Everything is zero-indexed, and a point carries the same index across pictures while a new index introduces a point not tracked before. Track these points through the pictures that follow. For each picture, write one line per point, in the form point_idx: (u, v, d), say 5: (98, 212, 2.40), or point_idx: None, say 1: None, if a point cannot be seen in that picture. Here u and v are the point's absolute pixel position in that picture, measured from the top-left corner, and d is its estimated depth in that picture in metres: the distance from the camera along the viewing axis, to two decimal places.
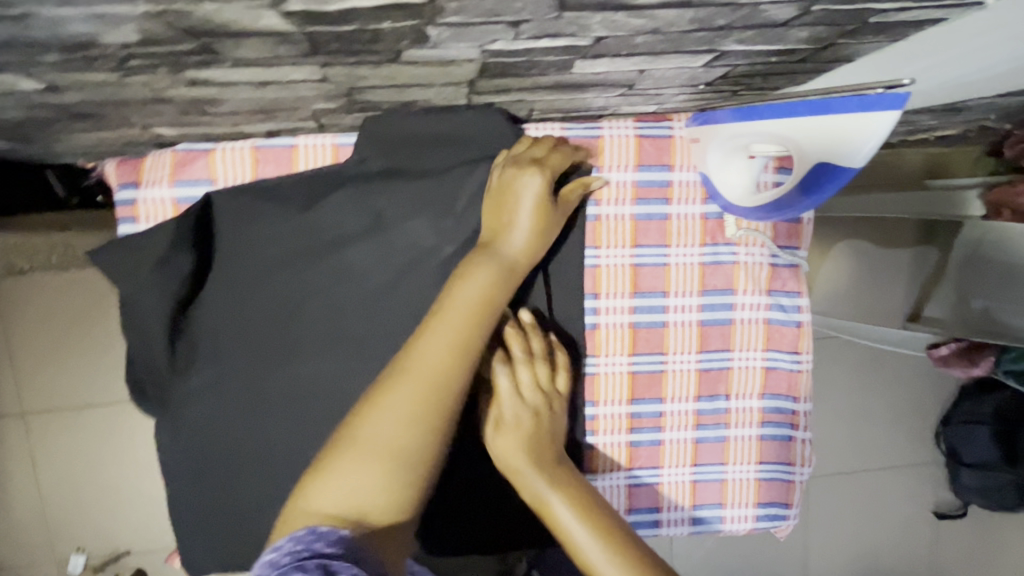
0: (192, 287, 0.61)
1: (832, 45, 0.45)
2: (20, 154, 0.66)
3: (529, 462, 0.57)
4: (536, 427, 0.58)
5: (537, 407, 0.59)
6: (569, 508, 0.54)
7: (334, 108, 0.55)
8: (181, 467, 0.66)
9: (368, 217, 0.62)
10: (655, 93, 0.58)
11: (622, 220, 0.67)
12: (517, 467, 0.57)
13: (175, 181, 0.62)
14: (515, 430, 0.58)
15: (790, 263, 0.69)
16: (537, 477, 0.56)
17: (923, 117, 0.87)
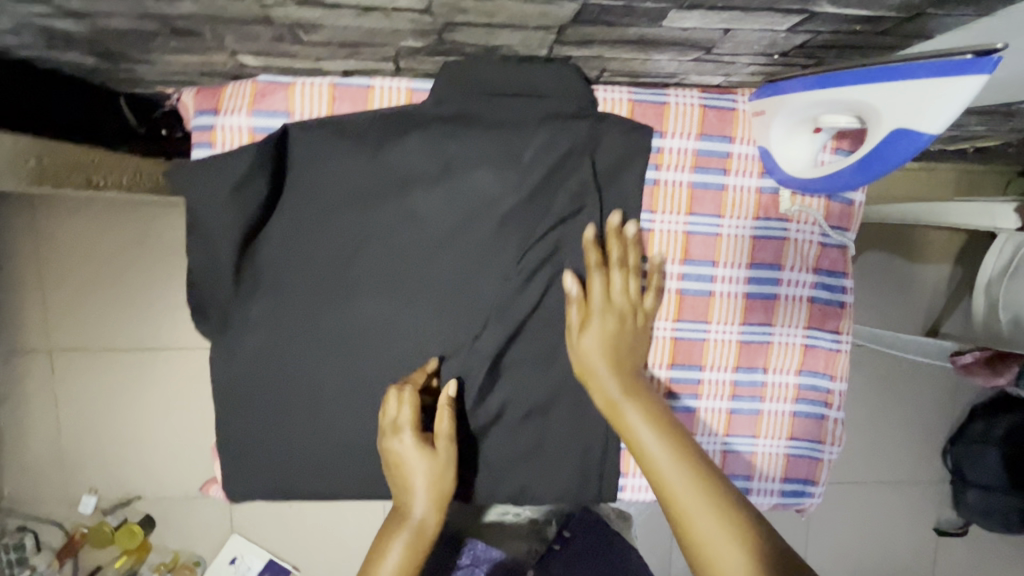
0: (263, 213, 0.64)
1: (920, 15, 0.47)
2: (105, 75, 0.68)
3: (609, 361, 0.63)
4: (617, 330, 0.64)
5: (623, 313, 0.65)
6: (644, 419, 0.60)
7: (420, 48, 0.57)
8: (234, 390, 0.69)
9: (437, 161, 0.64)
10: (728, 61, 0.60)
11: (680, 186, 0.69)
12: (595, 365, 0.63)
13: (253, 110, 0.63)
14: (601, 329, 0.63)
15: (839, 243, 0.71)
16: (612, 378, 0.62)
17: (973, 120, 0.89)
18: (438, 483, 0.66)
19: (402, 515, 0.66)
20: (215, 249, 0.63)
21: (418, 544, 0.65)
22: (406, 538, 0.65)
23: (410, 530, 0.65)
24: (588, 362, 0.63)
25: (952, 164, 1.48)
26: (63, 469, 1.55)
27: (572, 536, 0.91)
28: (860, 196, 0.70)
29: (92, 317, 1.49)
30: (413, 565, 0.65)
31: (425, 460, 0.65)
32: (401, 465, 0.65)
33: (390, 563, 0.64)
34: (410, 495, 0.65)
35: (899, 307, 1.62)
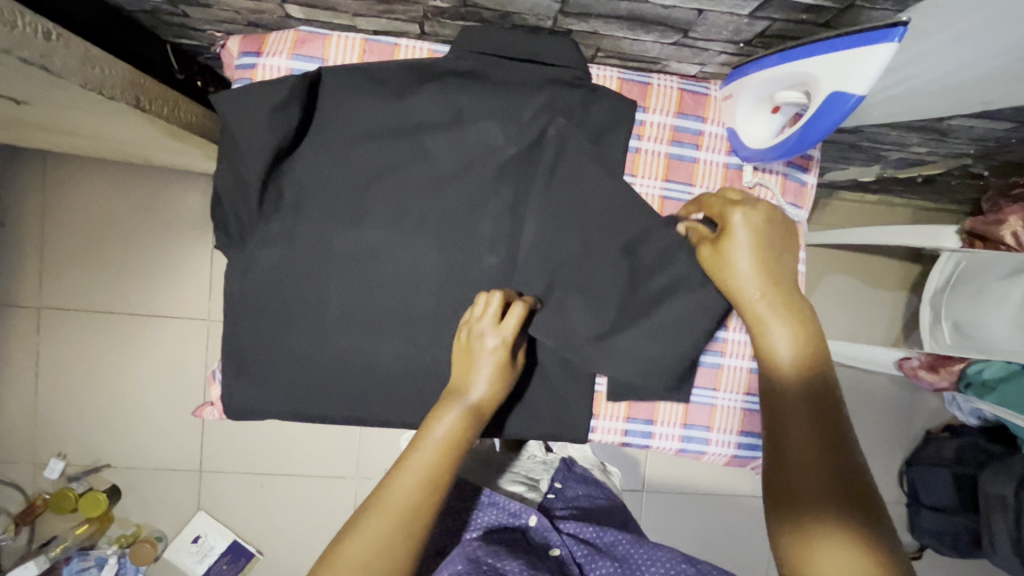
0: (291, 143, 0.72)
1: (852, 7, 0.59)
2: (159, 18, 0.77)
3: (754, 289, 0.65)
4: (754, 254, 0.65)
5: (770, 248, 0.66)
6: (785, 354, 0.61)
7: (444, 8, 0.68)
8: (243, 303, 0.75)
9: (452, 113, 0.73)
10: (702, 47, 0.71)
11: (657, 156, 0.79)
12: (741, 287, 0.66)
13: (293, 54, 0.72)
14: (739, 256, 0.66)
15: (793, 218, 0.81)
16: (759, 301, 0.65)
17: (914, 136, 1.02)
18: (497, 386, 0.71)
19: (460, 395, 0.70)
20: (245, 168, 0.71)
21: (469, 421, 0.69)
22: (461, 412, 0.69)
23: (463, 407, 0.69)
24: (734, 280, 0.66)
25: (905, 198, 1.63)
26: (34, 431, 1.54)
27: (564, 486, 0.98)
28: (811, 179, 0.82)
29: (87, 279, 1.52)
30: (459, 438, 0.67)
31: (495, 361, 0.71)
32: (474, 356, 0.71)
33: (438, 432, 0.67)
34: (474, 380, 0.71)
35: (859, 328, 1.74)
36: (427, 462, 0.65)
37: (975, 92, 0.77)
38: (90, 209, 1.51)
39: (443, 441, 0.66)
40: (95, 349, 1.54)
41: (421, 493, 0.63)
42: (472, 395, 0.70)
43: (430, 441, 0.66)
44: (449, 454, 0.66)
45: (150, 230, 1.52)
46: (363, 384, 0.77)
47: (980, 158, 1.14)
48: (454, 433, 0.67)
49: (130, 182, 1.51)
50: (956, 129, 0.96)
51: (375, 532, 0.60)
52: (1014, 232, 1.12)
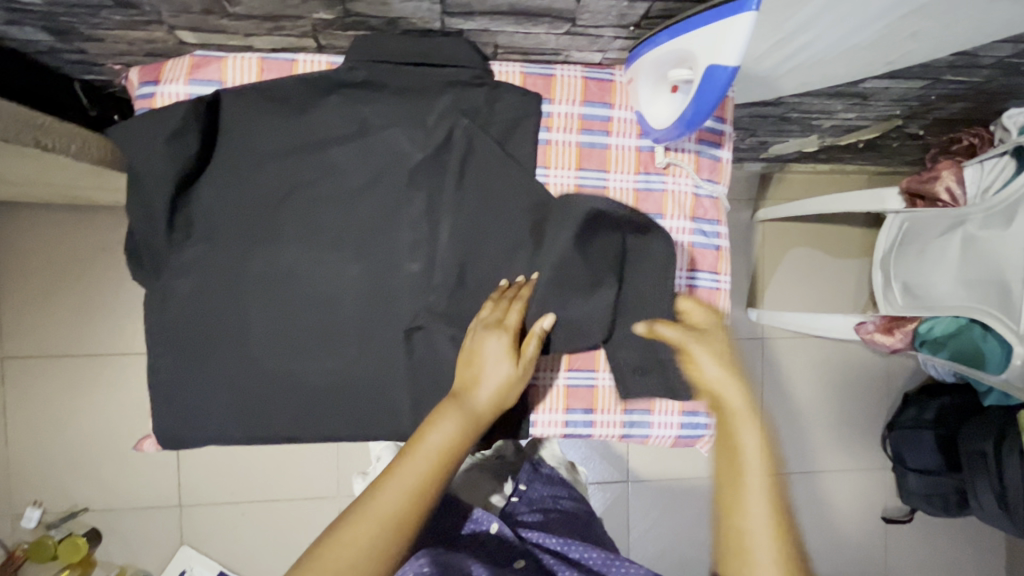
0: (195, 168, 0.71)
1: None
2: (58, 57, 0.77)
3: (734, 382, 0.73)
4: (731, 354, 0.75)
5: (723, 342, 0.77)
6: (754, 443, 0.68)
7: (331, 21, 0.68)
8: (165, 332, 0.74)
9: (354, 123, 0.74)
10: (595, 34, 0.72)
11: (569, 146, 0.79)
12: (722, 381, 0.73)
13: (189, 80, 0.72)
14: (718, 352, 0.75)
15: (711, 195, 0.81)
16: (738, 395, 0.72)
17: (838, 103, 1.03)
18: (503, 386, 0.72)
19: (461, 398, 0.70)
20: (150, 198, 0.70)
21: (468, 427, 0.69)
22: (460, 418, 0.69)
23: (462, 414, 0.69)
24: (707, 372, 0.74)
25: (856, 165, 1.64)
26: (7, 482, 1.52)
27: (528, 488, 0.96)
28: (726, 155, 0.82)
29: (48, 324, 1.52)
30: (456, 441, 0.67)
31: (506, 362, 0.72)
32: (480, 354, 0.72)
33: (434, 437, 0.66)
34: (483, 384, 0.71)
35: (825, 298, 1.74)
36: (416, 474, 0.64)
37: (874, 53, 0.78)
38: (42, 253, 1.50)
39: (439, 450, 0.66)
40: (61, 393, 1.53)
41: (410, 500, 0.62)
42: (473, 394, 0.71)
43: (425, 447, 0.66)
44: (445, 459, 0.66)
45: (105, 269, 1.52)
46: (298, 402, 0.77)
47: (910, 119, 1.15)
48: (455, 439, 0.67)
49: (80, 224, 1.50)
50: (874, 92, 0.97)
51: (365, 538, 0.59)
52: (949, 188, 1.10)
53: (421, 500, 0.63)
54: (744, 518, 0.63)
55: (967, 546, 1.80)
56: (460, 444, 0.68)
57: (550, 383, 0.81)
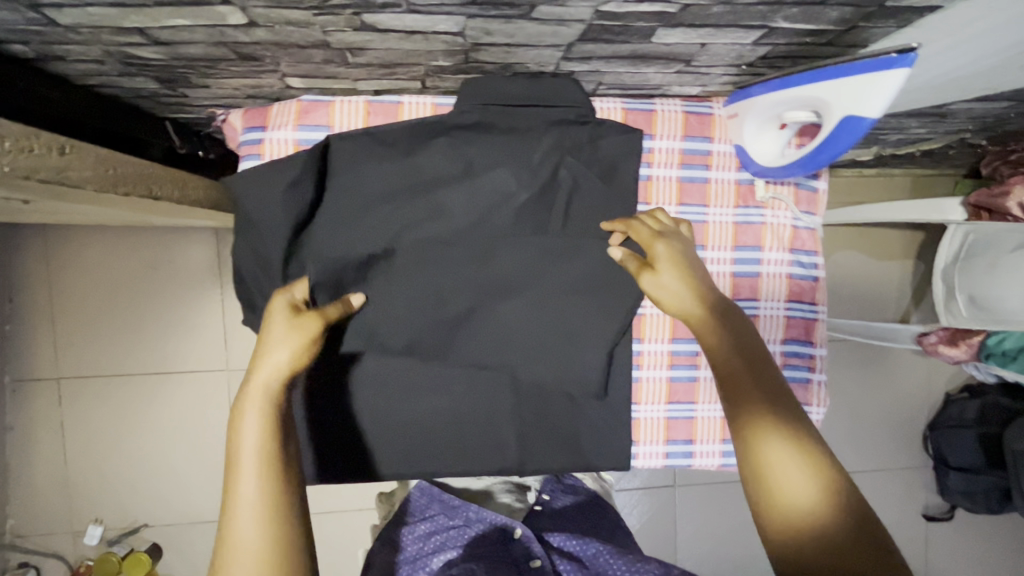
0: (309, 214, 0.72)
1: (855, 27, 0.58)
2: (157, 100, 0.77)
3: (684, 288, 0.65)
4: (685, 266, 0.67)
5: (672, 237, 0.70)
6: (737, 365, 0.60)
7: (445, 67, 0.67)
8: None
9: (462, 164, 0.74)
10: (705, 72, 0.71)
11: (670, 181, 0.79)
12: (680, 301, 0.65)
13: (298, 125, 0.72)
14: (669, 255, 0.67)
15: (809, 226, 0.82)
16: (692, 305, 0.65)
17: (914, 121, 1.02)
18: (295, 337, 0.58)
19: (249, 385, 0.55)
20: (265, 246, 0.71)
21: (273, 406, 0.54)
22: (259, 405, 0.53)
23: (263, 390, 0.54)
24: (666, 298, 0.66)
25: (903, 168, 1.62)
26: (68, 499, 1.54)
27: (552, 498, 0.94)
28: (822, 185, 0.82)
29: (105, 344, 1.52)
30: (270, 426, 0.53)
31: (285, 322, 0.59)
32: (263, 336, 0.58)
33: (245, 435, 0.52)
34: (262, 355, 0.56)
35: (870, 301, 1.73)
36: (253, 483, 0.50)
37: (974, 82, 0.77)
38: (95, 274, 1.50)
39: (261, 422, 0.53)
40: (116, 413, 1.54)
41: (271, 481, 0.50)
42: (264, 373, 0.55)
43: (240, 449, 0.51)
44: (273, 444, 0.52)
45: (158, 288, 1.52)
46: (400, 437, 0.77)
47: (979, 131, 1.14)
48: (260, 417, 0.53)
49: (132, 243, 1.50)
50: (956, 111, 0.96)
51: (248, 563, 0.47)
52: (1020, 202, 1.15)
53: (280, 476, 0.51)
54: (783, 468, 0.54)
55: (1006, 544, 1.81)
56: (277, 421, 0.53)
57: (650, 416, 0.82)
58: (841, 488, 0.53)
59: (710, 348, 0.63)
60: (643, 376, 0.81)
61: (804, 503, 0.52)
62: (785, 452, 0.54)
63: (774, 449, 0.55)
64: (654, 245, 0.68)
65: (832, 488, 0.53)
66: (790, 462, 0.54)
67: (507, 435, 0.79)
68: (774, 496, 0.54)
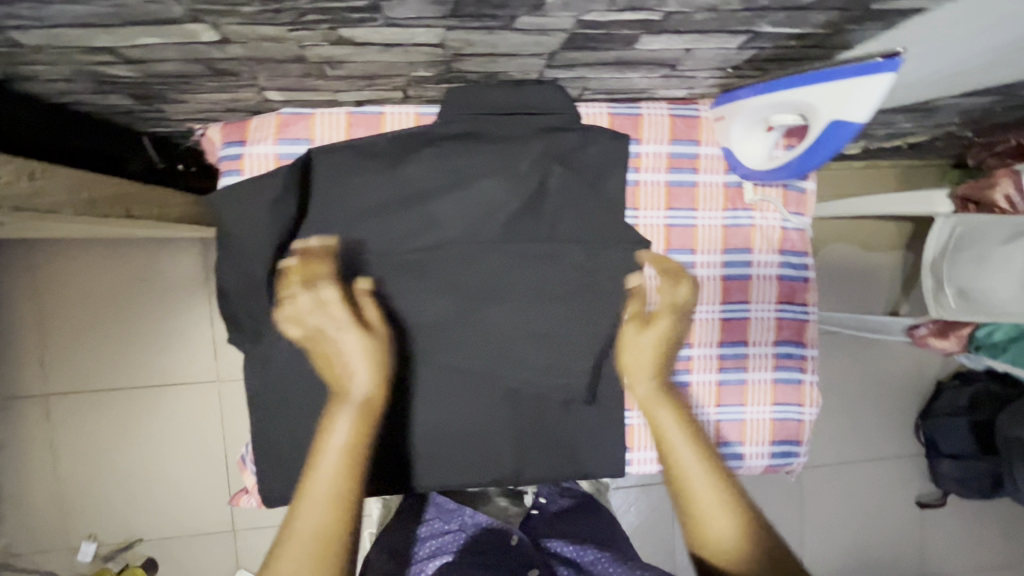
0: (292, 229, 0.70)
1: (841, 31, 0.58)
2: (132, 116, 0.75)
3: (654, 360, 0.71)
4: (670, 338, 0.71)
5: (675, 314, 0.72)
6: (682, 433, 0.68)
7: (427, 77, 0.66)
8: (261, 393, 0.74)
9: (448, 174, 0.73)
10: (691, 76, 0.70)
11: (658, 186, 0.79)
12: (643, 364, 0.71)
13: (279, 139, 0.71)
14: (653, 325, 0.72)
15: (798, 227, 0.82)
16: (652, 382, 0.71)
17: (900, 117, 1.02)
18: (374, 366, 0.63)
19: (342, 395, 0.62)
20: (248, 263, 0.69)
21: (365, 419, 0.62)
22: (352, 415, 0.61)
23: (356, 408, 0.62)
24: (633, 362, 0.72)
25: (891, 160, 1.62)
26: (58, 516, 1.48)
27: (549, 501, 0.94)
28: (811, 185, 0.81)
29: (91, 359, 1.47)
30: (362, 437, 0.61)
31: (360, 346, 0.63)
32: (332, 352, 0.63)
33: (334, 441, 0.60)
34: (349, 369, 0.63)
35: (862, 293, 1.72)
36: (332, 491, 0.57)
37: (959, 79, 0.77)
38: (78, 288, 1.46)
39: (350, 433, 0.61)
40: (104, 430, 1.49)
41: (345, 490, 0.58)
42: (357, 387, 0.63)
43: (331, 449, 0.59)
44: (356, 459, 0.60)
45: (145, 300, 1.48)
46: (392, 450, 0.77)
47: (966, 124, 1.13)
48: (350, 434, 0.60)
49: (115, 255, 1.46)
50: (943, 107, 0.96)
51: (299, 565, 0.54)
52: (1007, 195, 1.14)
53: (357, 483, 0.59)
54: (710, 524, 0.64)
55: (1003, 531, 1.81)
56: (365, 435, 0.61)
57: (643, 422, 0.82)
58: (754, 545, 0.62)
59: (656, 427, 0.70)
60: None
61: (728, 554, 0.62)
62: (714, 511, 0.64)
63: (705, 509, 0.64)
64: (660, 313, 0.72)
65: (745, 544, 0.62)
66: (715, 518, 0.64)
67: (500, 445, 0.78)
68: (708, 547, 0.64)
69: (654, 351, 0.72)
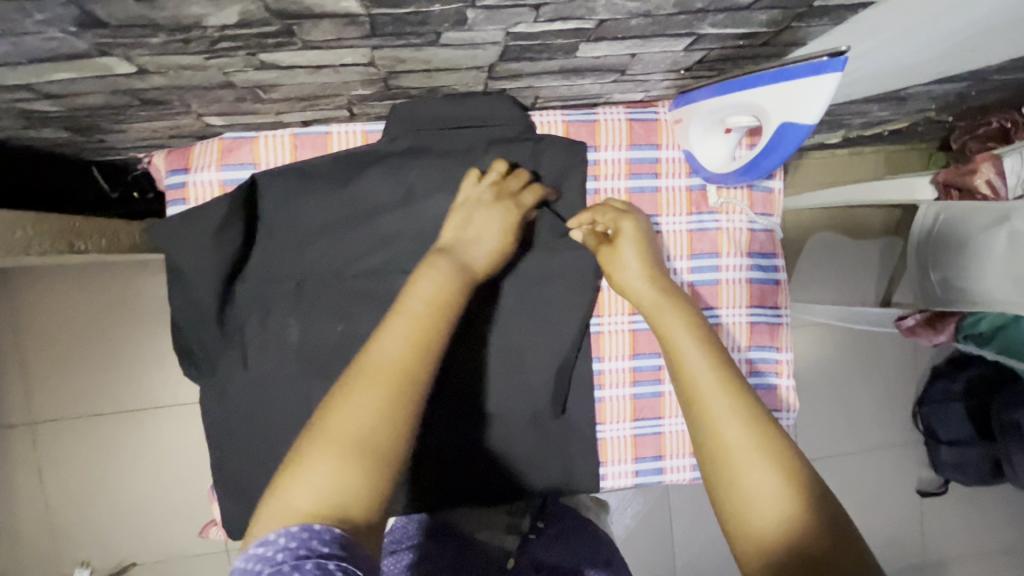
0: (240, 257, 0.69)
1: (788, 28, 0.55)
2: (73, 147, 0.73)
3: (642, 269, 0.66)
4: (647, 249, 0.68)
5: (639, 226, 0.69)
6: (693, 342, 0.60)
7: (368, 95, 0.64)
8: (219, 421, 0.72)
9: (398, 192, 0.70)
10: (643, 79, 0.68)
11: (618, 193, 0.76)
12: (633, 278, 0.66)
13: (222, 165, 0.69)
14: (631, 235, 0.68)
15: (766, 228, 0.79)
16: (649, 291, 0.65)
17: (874, 105, 0.99)
18: (500, 247, 0.65)
19: (450, 253, 0.61)
20: (198, 293, 0.68)
21: (462, 281, 0.59)
22: (451, 269, 0.59)
23: (452, 265, 0.60)
24: (624, 278, 0.67)
25: (875, 146, 1.59)
26: (51, 545, 1.41)
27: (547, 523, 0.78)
28: (777, 185, 0.79)
29: (65, 385, 1.41)
30: (447, 295, 0.57)
31: (504, 223, 0.65)
32: (473, 214, 0.64)
33: (420, 289, 0.56)
34: (467, 228, 0.63)
35: (852, 282, 1.69)
36: (398, 361, 0.51)
37: (925, 68, 0.75)
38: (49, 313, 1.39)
39: (429, 305, 0.56)
40: (80, 458, 1.42)
41: (415, 359, 0.52)
42: (466, 254, 0.62)
43: (412, 300, 0.56)
44: (431, 325, 0.55)
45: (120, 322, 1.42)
46: None
47: (945, 109, 1.10)
48: (428, 287, 0.57)
49: (89, 280, 1.40)
50: (915, 94, 0.93)
51: (349, 435, 0.47)
52: (989, 180, 1.11)
53: (425, 358, 0.53)
54: (732, 446, 0.54)
55: (1006, 516, 1.78)
56: (450, 305, 0.57)
57: (615, 435, 0.80)
58: (792, 476, 0.52)
59: (669, 344, 0.61)
60: (606, 395, 0.79)
61: (753, 485, 0.52)
62: (734, 430, 0.54)
63: (724, 425, 0.55)
64: (621, 222, 0.68)
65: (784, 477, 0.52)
66: (739, 441, 0.54)
67: (468, 468, 0.76)
68: (729, 478, 0.53)
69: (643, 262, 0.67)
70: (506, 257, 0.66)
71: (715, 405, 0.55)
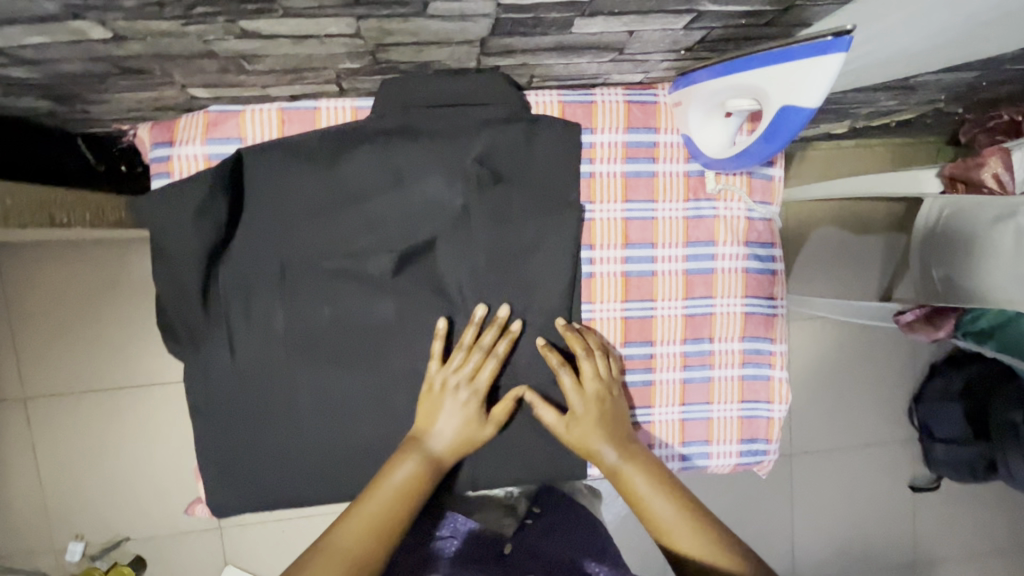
0: (225, 234, 0.67)
1: (793, 7, 0.53)
2: (55, 117, 0.71)
3: (604, 419, 0.70)
4: (606, 396, 0.71)
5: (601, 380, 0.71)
6: (642, 479, 0.67)
7: (357, 69, 0.62)
8: (203, 399, 0.71)
9: (388, 173, 0.68)
10: (642, 59, 0.66)
11: (614, 177, 0.74)
12: (591, 436, 0.69)
13: (207, 139, 0.68)
14: (595, 381, 0.71)
15: (764, 217, 0.78)
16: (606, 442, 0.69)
17: (882, 94, 0.96)
18: (464, 434, 0.69)
19: (421, 445, 0.68)
20: (181, 270, 0.67)
21: (428, 475, 0.66)
22: (421, 464, 0.66)
23: (423, 459, 0.67)
24: (585, 431, 0.70)
25: (882, 138, 1.56)
26: (46, 519, 1.42)
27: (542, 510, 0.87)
28: (778, 173, 0.77)
29: (60, 359, 1.39)
30: (416, 487, 0.65)
31: (464, 414, 0.69)
32: (440, 404, 0.69)
33: (396, 478, 0.65)
34: (436, 417, 0.69)
35: (853, 276, 1.67)
36: (366, 523, 0.61)
37: (938, 55, 0.72)
38: (41, 286, 1.37)
39: (398, 491, 0.64)
40: (74, 432, 1.41)
41: (368, 534, 0.61)
42: (434, 442, 0.68)
43: (384, 484, 0.64)
44: (400, 505, 0.64)
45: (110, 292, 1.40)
46: (343, 461, 0.73)
47: (955, 100, 1.08)
48: (403, 469, 0.66)
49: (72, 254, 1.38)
50: (923, 83, 0.91)
51: None
52: (996, 175, 1.10)
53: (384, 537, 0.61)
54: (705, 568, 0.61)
55: (997, 514, 1.78)
56: (416, 497, 0.65)
57: None
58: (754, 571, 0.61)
59: (628, 492, 0.68)
60: None
61: None
62: (696, 549, 0.63)
63: (688, 548, 0.63)
64: (587, 366, 0.71)
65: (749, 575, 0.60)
66: (706, 561, 0.62)
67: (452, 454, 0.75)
68: None
69: (601, 406, 0.71)
70: (473, 443, 0.70)
71: (679, 537, 0.64)
